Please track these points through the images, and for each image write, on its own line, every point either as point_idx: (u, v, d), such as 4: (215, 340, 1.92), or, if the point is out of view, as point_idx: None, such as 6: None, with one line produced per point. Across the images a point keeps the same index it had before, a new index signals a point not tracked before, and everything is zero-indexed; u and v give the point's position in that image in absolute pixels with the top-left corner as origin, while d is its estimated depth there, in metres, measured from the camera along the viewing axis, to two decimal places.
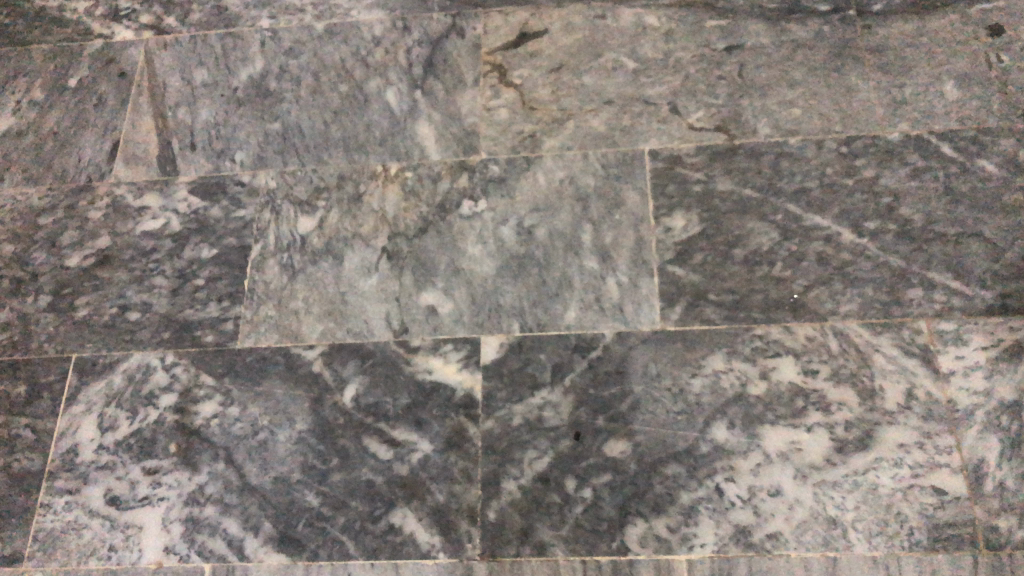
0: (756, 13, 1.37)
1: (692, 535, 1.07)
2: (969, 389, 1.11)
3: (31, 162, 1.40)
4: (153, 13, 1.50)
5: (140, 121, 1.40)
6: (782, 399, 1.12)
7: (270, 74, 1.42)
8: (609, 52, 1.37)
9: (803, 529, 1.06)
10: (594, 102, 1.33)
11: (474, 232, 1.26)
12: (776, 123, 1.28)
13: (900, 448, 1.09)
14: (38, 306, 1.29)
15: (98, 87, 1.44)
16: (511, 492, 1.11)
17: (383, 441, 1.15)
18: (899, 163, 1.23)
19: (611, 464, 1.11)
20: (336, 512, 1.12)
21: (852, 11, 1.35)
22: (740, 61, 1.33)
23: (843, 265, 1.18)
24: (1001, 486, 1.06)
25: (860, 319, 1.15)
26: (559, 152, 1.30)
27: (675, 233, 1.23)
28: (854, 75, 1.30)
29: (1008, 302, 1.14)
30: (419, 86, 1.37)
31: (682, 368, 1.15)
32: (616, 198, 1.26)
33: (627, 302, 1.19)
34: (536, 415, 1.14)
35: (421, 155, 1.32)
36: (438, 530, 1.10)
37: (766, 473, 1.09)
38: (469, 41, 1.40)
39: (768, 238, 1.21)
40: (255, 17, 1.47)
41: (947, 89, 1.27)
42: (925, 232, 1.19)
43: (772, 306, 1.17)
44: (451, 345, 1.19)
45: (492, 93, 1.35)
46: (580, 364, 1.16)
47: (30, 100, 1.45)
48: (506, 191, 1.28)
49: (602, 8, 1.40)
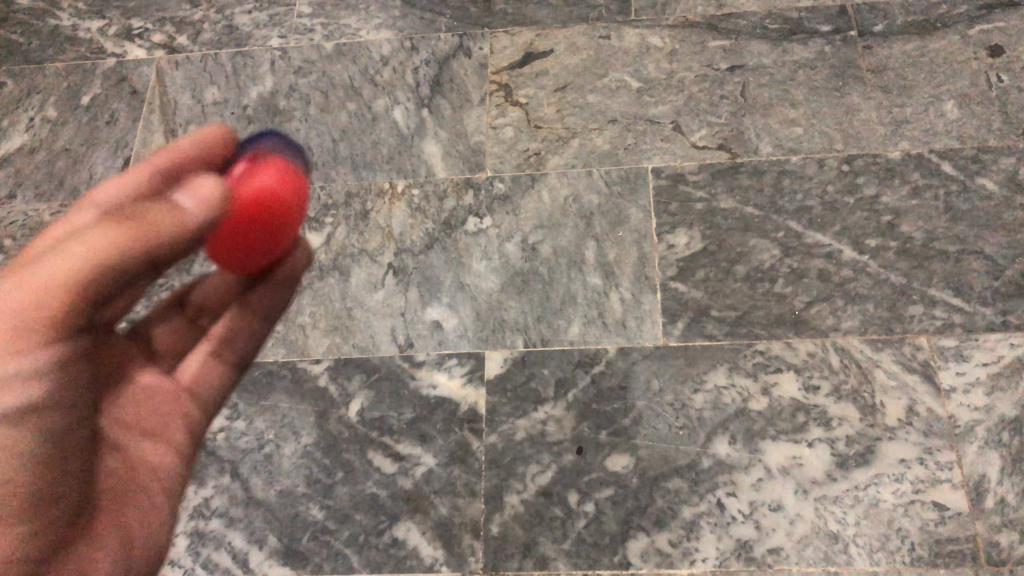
0: (758, 34, 1.38)
1: (694, 550, 1.07)
2: (970, 406, 1.11)
3: (43, 179, 1.42)
4: (165, 33, 1.53)
5: (151, 138, 1.43)
6: (784, 414, 1.13)
7: (280, 93, 1.44)
8: (613, 72, 1.39)
9: (804, 544, 1.06)
10: (599, 121, 1.35)
11: (479, 249, 1.27)
12: (777, 142, 1.30)
13: (901, 463, 1.09)
14: None
15: (111, 105, 1.47)
16: (514, 507, 1.11)
17: (387, 454, 1.16)
18: (900, 182, 1.25)
19: (613, 478, 1.11)
20: (341, 525, 1.13)
21: (853, 32, 1.37)
22: (742, 81, 1.35)
23: (845, 281, 1.20)
24: (1003, 502, 1.06)
25: (861, 335, 1.16)
26: (563, 169, 1.32)
27: (677, 250, 1.24)
28: (855, 95, 1.32)
29: (1009, 319, 1.15)
30: (426, 105, 1.39)
31: (685, 383, 1.16)
32: (619, 215, 1.27)
33: (630, 318, 1.20)
34: (539, 430, 1.15)
35: (427, 173, 1.34)
36: (441, 544, 1.10)
37: (768, 488, 1.09)
38: (475, 61, 1.42)
39: (769, 255, 1.22)
40: (266, 36, 1.50)
41: (947, 108, 1.29)
42: (926, 249, 1.20)
43: (773, 322, 1.18)
44: (455, 360, 1.20)
45: (498, 112, 1.37)
46: (583, 379, 1.17)
47: (44, 118, 1.48)
48: (510, 208, 1.30)
49: (605, 29, 1.43)
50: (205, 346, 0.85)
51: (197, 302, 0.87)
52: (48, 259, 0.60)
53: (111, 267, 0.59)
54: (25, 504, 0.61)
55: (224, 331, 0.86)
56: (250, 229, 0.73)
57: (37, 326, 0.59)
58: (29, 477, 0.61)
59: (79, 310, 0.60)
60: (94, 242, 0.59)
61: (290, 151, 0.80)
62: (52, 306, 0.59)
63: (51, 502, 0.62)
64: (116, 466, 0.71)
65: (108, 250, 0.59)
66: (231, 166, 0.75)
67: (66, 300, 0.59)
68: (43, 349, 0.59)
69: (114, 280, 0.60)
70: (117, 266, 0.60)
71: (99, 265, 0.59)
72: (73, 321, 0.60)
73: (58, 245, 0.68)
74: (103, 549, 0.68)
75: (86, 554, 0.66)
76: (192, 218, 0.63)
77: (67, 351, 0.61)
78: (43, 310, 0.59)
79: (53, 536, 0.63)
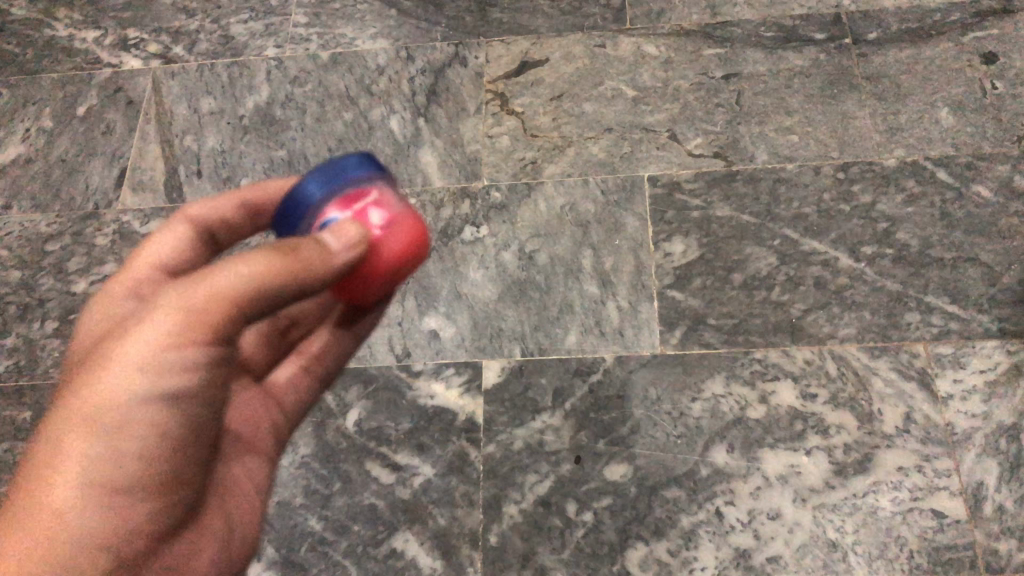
0: (753, 42, 1.39)
1: (694, 559, 1.07)
2: (968, 412, 1.11)
3: (39, 190, 1.43)
4: (161, 43, 1.53)
5: (147, 148, 1.43)
6: (781, 422, 1.13)
7: (276, 102, 1.44)
8: (609, 80, 1.39)
9: (803, 552, 1.06)
10: (595, 129, 1.35)
11: (476, 259, 1.27)
12: (773, 150, 1.30)
13: (899, 471, 1.09)
14: (44, 331, 1.30)
15: (107, 115, 1.47)
16: (513, 516, 1.11)
17: (386, 464, 1.16)
18: (895, 189, 1.25)
19: (612, 488, 1.11)
20: (339, 536, 1.13)
21: (847, 39, 1.37)
22: (738, 89, 1.35)
23: (841, 288, 1.20)
24: (1000, 509, 1.06)
25: (858, 343, 1.16)
26: (559, 178, 1.32)
27: (674, 258, 1.24)
28: (849, 102, 1.32)
29: (1005, 325, 1.15)
30: (423, 114, 1.39)
31: (682, 391, 1.16)
32: (616, 223, 1.28)
33: (627, 326, 1.21)
34: (537, 439, 1.15)
35: (424, 182, 1.34)
36: (440, 554, 1.10)
37: (766, 496, 1.09)
38: (471, 70, 1.42)
39: (766, 263, 1.23)
40: (261, 46, 1.50)
41: (941, 116, 1.29)
42: (922, 257, 1.20)
43: (770, 329, 1.18)
44: (453, 370, 1.20)
45: (494, 121, 1.38)
46: (581, 388, 1.17)
47: (40, 128, 1.48)
48: (507, 217, 1.30)
49: (601, 38, 1.43)
50: (297, 367, 0.88)
51: (289, 317, 0.89)
52: (208, 275, 0.64)
53: (261, 291, 0.63)
54: (153, 487, 0.64)
55: (317, 353, 0.88)
56: (378, 286, 0.74)
57: (192, 333, 0.63)
58: (160, 464, 0.64)
59: (227, 325, 0.64)
60: (257, 264, 0.63)
61: (389, 181, 0.77)
62: (210, 319, 0.63)
63: (174, 490, 0.66)
64: (223, 470, 0.76)
65: (259, 279, 0.63)
66: (362, 215, 0.72)
67: (223, 316, 0.63)
68: (195, 354, 0.63)
69: (262, 304, 0.64)
70: (264, 292, 0.64)
71: (252, 288, 0.63)
72: (222, 334, 0.64)
73: (165, 256, 0.78)
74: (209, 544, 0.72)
75: (194, 543, 0.70)
76: (335, 258, 0.67)
77: (213, 363, 0.65)
78: (200, 322, 0.63)
79: (171, 521, 0.67)
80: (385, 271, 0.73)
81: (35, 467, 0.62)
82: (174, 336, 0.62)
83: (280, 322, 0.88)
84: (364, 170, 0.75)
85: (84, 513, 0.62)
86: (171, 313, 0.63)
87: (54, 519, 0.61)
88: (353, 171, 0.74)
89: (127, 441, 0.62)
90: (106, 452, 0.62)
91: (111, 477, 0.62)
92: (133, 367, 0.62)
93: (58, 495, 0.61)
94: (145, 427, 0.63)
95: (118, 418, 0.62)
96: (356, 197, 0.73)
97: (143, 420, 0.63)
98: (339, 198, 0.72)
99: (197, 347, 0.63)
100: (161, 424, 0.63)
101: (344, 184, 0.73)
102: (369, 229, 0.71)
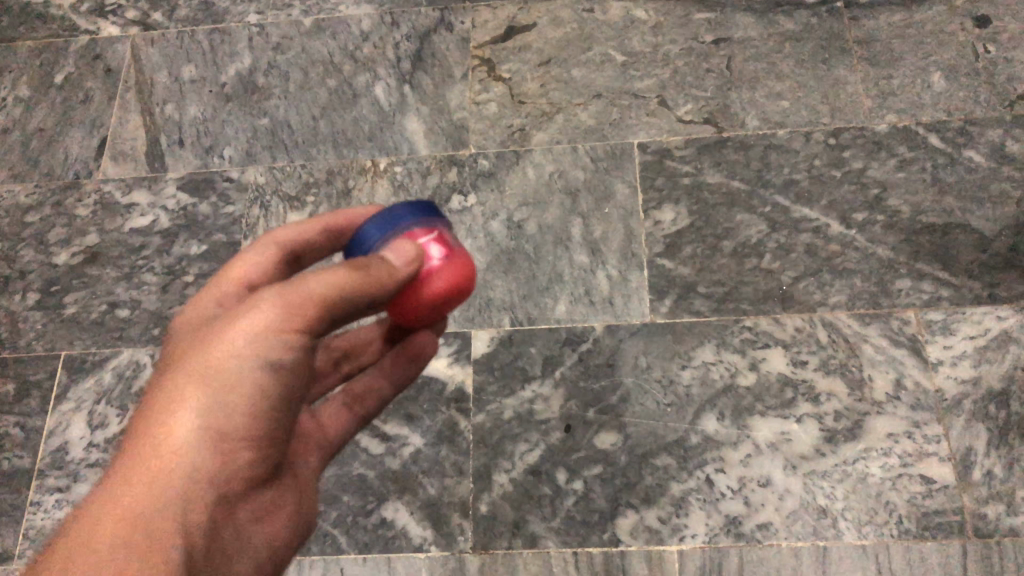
0: (744, 6, 1.37)
1: (683, 526, 1.07)
2: (958, 379, 1.11)
3: (18, 160, 1.40)
4: (140, 9, 1.50)
5: (127, 117, 1.40)
6: (772, 390, 1.13)
7: (258, 70, 1.41)
8: (598, 45, 1.37)
9: (793, 519, 1.06)
10: (584, 96, 1.33)
11: (465, 228, 1.26)
12: (764, 116, 1.28)
13: (889, 438, 1.09)
14: (26, 303, 1.28)
15: (85, 83, 1.44)
16: (503, 485, 1.11)
17: (375, 435, 1.15)
18: (888, 155, 1.24)
19: (602, 456, 1.11)
20: (328, 506, 1.12)
21: (840, 3, 1.35)
22: (728, 54, 1.34)
23: (832, 256, 1.19)
24: (989, 474, 1.06)
25: (848, 310, 1.16)
26: (548, 145, 1.30)
27: (664, 225, 1.23)
28: (842, 67, 1.30)
29: (995, 291, 1.15)
30: (408, 81, 1.37)
31: (673, 359, 1.15)
32: (605, 191, 1.26)
33: (616, 295, 1.20)
34: (527, 408, 1.14)
35: (410, 150, 1.32)
36: (430, 523, 1.10)
37: (756, 463, 1.09)
38: (457, 35, 1.39)
39: (756, 230, 1.22)
40: (243, 12, 1.47)
41: (934, 80, 1.28)
42: (913, 223, 1.20)
43: (761, 297, 1.18)
44: (442, 340, 1.19)
45: (481, 87, 1.35)
46: (570, 357, 1.16)
47: (16, 97, 1.45)
48: (495, 185, 1.28)
49: (591, 2, 1.40)
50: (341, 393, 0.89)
51: (343, 347, 0.91)
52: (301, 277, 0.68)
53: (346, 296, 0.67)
54: (250, 443, 0.68)
55: (360, 387, 0.89)
56: (432, 313, 0.76)
57: (291, 318, 0.66)
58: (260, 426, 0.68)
59: (317, 320, 0.67)
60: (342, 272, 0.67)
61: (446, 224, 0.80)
62: (307, 312, 0.66)
63: (267, 451, 0.70)
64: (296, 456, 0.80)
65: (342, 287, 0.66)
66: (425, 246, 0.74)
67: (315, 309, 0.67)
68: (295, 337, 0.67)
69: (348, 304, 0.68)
70: (347, 302, 0.67)
71: (336, 294, 0.66)
72: (313, 328, 0.68)
73: (252, 269, 0.78)
74: (285, 505, 0.76)
75: (277, 499, 0.75)
76: (395, 275, 0.70)
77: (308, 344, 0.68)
78: (299, 312, 0.66)
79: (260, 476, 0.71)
80: (443, 301, 0.75)
81: (151, 415, 0.66)
82: (271, 326, 0.66)
83: (333, 354, 0.91)
84: (420, 214, 0.77)
85: (189, 461, 0.65)
86: (271, 304, 0.67)
87: (161, 466, 0.65)
88: (409, 216, 0.76)
89: (232, 404, 0.66)
90: (206, 417, 0.66)
91: (214, 435, 0.66)
92: (239, 344, 0.66)
93: (164, 448, 0.65)
94: (253, 391, 0.67)
95: (228, 383, 0.66)
96: (416, 234, 0.75)
97: (243, 388, 0.66)
98: (401, 236, 0.74)
99: (291, 335, 0.67)
100: (262, 391, 0.67)
101: (400, 227, 0.75)
102: (429, 260, 0.74)
